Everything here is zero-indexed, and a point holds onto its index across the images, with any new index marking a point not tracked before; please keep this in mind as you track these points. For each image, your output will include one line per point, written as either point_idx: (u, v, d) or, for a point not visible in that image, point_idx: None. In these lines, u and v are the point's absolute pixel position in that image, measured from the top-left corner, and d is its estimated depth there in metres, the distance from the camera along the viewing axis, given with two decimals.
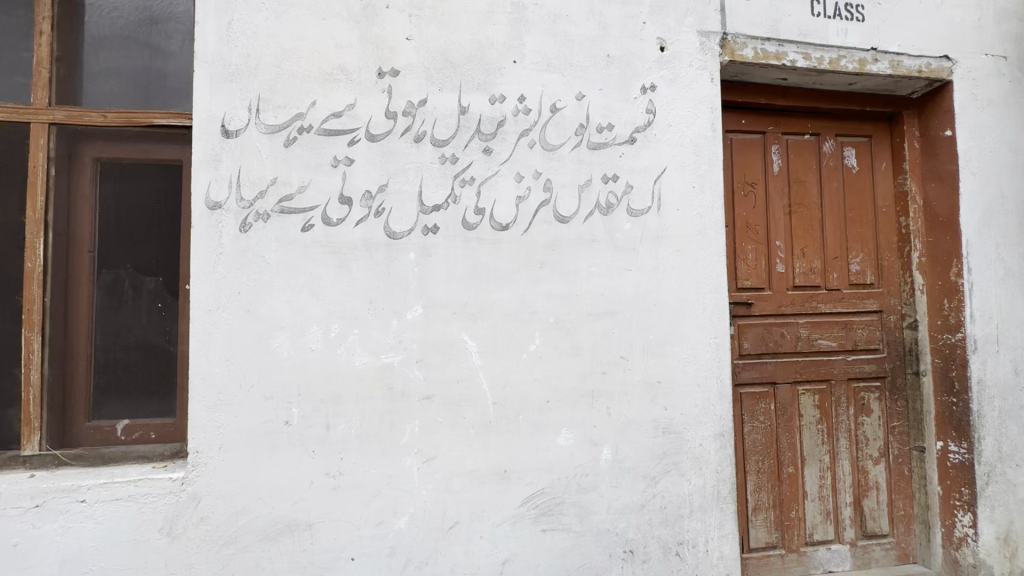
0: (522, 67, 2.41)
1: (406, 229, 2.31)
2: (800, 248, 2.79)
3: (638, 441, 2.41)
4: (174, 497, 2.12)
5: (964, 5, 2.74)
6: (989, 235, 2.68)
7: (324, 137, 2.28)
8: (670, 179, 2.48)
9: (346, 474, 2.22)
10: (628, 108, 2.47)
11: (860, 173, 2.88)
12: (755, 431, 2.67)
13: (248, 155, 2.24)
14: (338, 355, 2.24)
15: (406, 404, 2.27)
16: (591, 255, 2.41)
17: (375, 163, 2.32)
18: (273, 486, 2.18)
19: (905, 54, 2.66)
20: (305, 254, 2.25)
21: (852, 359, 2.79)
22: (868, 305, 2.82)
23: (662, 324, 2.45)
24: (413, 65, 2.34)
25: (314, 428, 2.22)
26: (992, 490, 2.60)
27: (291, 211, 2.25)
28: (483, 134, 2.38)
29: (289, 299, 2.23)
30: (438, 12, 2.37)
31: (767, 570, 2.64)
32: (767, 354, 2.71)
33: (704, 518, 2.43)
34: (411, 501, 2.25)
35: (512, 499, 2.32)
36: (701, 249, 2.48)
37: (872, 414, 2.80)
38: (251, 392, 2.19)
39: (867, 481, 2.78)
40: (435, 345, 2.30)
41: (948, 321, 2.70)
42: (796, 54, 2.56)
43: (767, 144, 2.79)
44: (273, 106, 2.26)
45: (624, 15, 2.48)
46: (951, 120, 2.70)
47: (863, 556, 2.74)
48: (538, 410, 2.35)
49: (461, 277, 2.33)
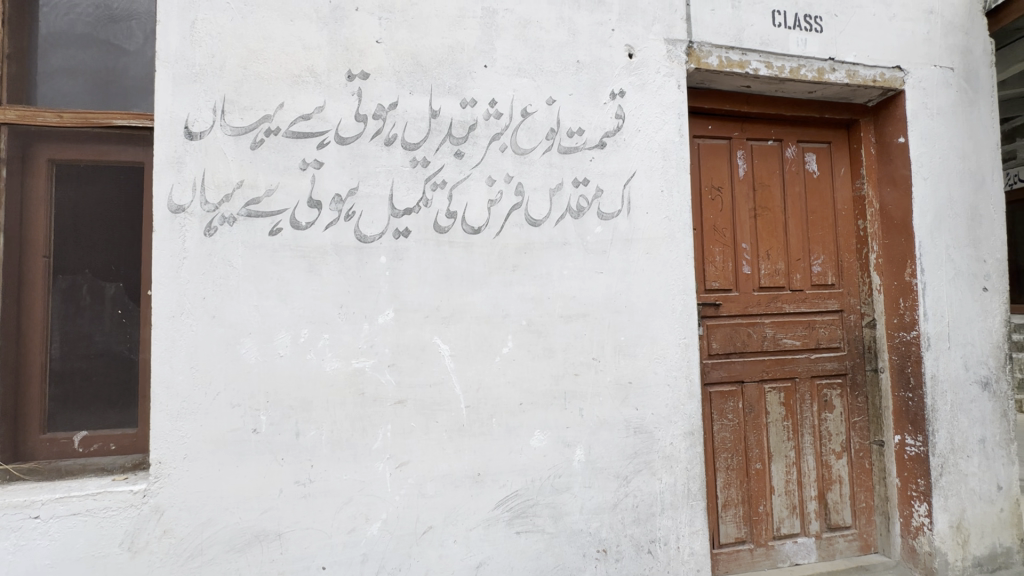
0: (493, 72, 2.42)
1: (377, 232, 2.30)
2: (765, 249, 2.87)
3: (610, 441, 2.43)
4: (136, 510, 2.05)
5: (915, 19, 2.88)
6: (940, 237, 2.80)
7: (293, 139, 2.25)
8: (639, 183, 2.53)
9: (316, 481, 2.19)
10: (598, 113, 2.50)
11: (820, 177, 2.98)
12: (724, 428, 2.73)
13: (213, 158, 2.19)
14: (308, 360, 2.21)
15: (378, 409, 2.25)
16: (562, 258, 2.44)
17: (345, 166, 2.29)
18: (240, 496, 2.13)
19: (861, 64, 2.77)
20: (273, 258, 2.21)
21: (815, 357, 2.89)
22: (829, 305, 2.93)
23: (632, 325, 2.48)
24: (384, 67, 2.33)
25: (283, 435, 2.18)
26: (946, 481, 2.71)
27: (258, 215, 2.21)
28: (454, 138, 2.39)
29: (257, 304, 2.18)
30: (408, 15, 2.36)
31: (736, 564, 2.70)
32: (734, 353, 2.78)
33: (675, 515, 2.48)
34: (383, 507, 2.23)
35: (486, 502, 2.31)
36: (669, 251, 2.53)
37: (835, 410, 2.89)
38: (217, 400, 2.13)
39: (831, 475, 2.87)
40: (407, 349, 2.29)
41: (904, 320, 2.81)
42: (758, 62, 2.64)
43: (733, 149, 2.87)
44: (239, 108, 2.21)
45: (593, 21, 2.52)
46: (903, 127, 2.83)
47: (827, 547, 2.83)
48: (512, 412, 2.36)
49: (432, 281, 2.32)
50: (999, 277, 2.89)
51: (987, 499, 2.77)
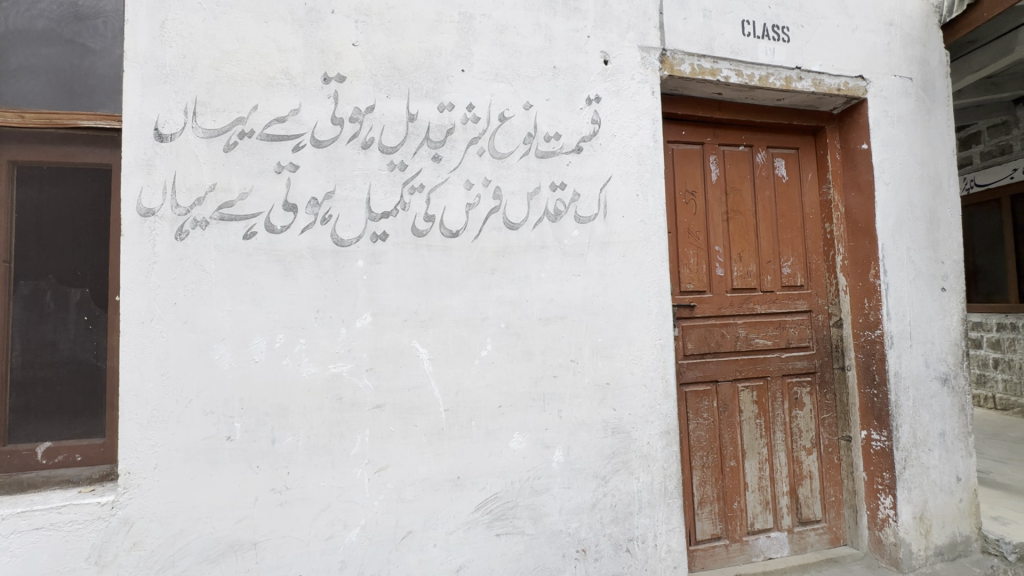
0: (470, 76, 2.44)
1: (354, 236, 2.28)
2: (737, 252, 2.94)
3: (589, 442, 2.46)
4: (104, 522, 1.99)
5: (876, 30, 3.00)
6: (901, 239, 2.92)
7: (267, 142, 2.23)
8: (615, 187, 2.57)
9: (293, 489, 2.16)
10: (574, 118, 2.54)
11: (789, 182, 3.08)
12: (699, 427, 2.79)
13: (185, 160, 2.15)
14: (284, 365, 2.18)
15: (356, 414, 2.23)
16: (540, 261, 2.46)
17: (321, 170, 2.28)
18: (214, 505, 2.09)
19: (826, 73, 2.87)
20: (248, 262, 2.18)
21: (786, 356, 2.97)
22: (799, 305, 3.02)
23: (609, 327, 2.52)
24: (361, 71, 2.32)
25: (258, 442, 2.14)
26: (909, 473, 2.81)
27: (232, 218, 2.17)
28: (432, 142, 2.39)
29: (230, 309, 2.15)
30: (385, 19, 2.36)
31: (712, 560, 2.75)
32: (709, 353, 2.84)
33: (653, 513, 2.52)
34: (362, 513, 2.21)
35: (465, 505, 2.32)
36: (645, 254, 2.58)
37: (805, 407, 2.98)
38: (189, 407, 2.09)
39: (802, 471, 2.95)
40: (385, 354, 2.28)
41: (868, 319, 2.91)
42: (729, 70, 2.72)
43: (706, 154, 2.94)
44: (211, 110, 2.18)
45: (569, 28, 2.55)
46: (866, 134, 2.94)
47: (799, 541, 2.91)
48: (491, 415, 2.36)
49: (411, 284, 2.32)
50: (956, 277, 3.03)
51: (947, 491, 2.89)
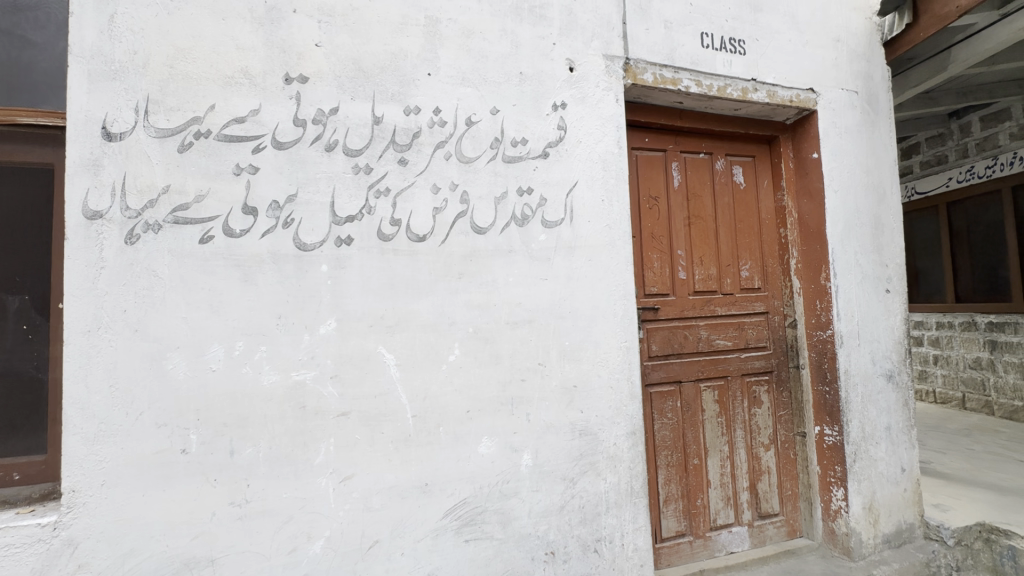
0: (436, 80, 2.43)
1: (318, 240, 2.24)
2: (698, 256, 3.04)
3: (556, 444, 2.48)
4: (45, 544, 1.87)
5: (824, 46, 3.16)
6: (849, 243, 3.07)
7: (225, 143, 2.15)
8: (581, 193, 2.61)
9: (254, 502, 2.09)
10: (541, 124, 2.57)
11: (746, 188, 3.20)
12: (664, 427, 2.86)
13: (135, 161, 2.06)
14: (244, 374, 2.11)
15: (320, 422, 2.18)
16: (508, 265, 2.47)
17: (283, 172, 2.22)
18: (168, 522, 2.00)
19: (779, 85, 3.00)
20: (204, 267, 2.10)
21: (745, 356, 3.08)
22: (757, 307, 3.14)
23: (576, 331, 2.55)
24: (324, 72, 2.28)
25: (216, 454, 2.06)
26: (859, 466, 2.96)
27: (187, 221, 2.09)
28: (398, 145, 2.37)
29: (185, 316, 2.06)
30: (349, 20, 2.32)
31: (677, 557, 2.82)
32: (672, 355, 2.92)
33: (620, 513, 2.56)
34: (327, 524, 2.16)
35: (434, 512, 2.30)
36: (610, 258, 2.63)
37: (763, 405, 3.10)
38: (140, 420, 1.99)
39: (761, 466, 3.06)
40: (350, 360, 2.23)
41: (820, 320, 3.05)
42: (689, 80, 2.81)
43: (668, 161, 3.03)
44: (164, 108, 2.09)
45: (535, 35, 2.58)
46: (816, 144, 3.09)
47: (759, 534, 3.02)
48: (459, 420, 2.35)
49: (376, 289, 2.29)
50: (898, 279, 3.22)
51: (893, 481, 3.06)
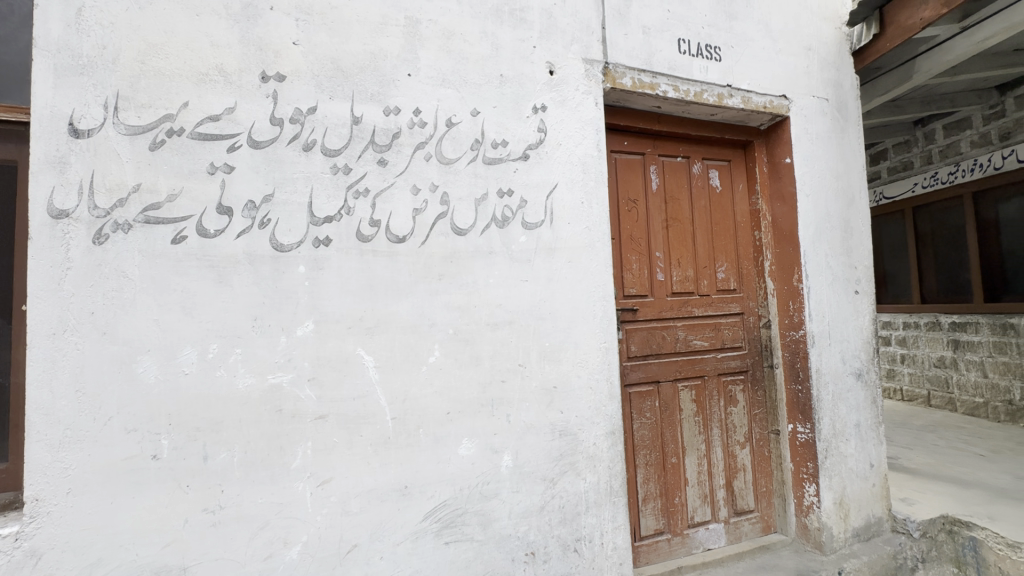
0: (416, 81, 2.42)
1: (295, 241, 2.21)
2: (676, 257, 3.08)
3: (536, 445, 2.49)
4: (7, 556, 1.80)
5: (796, 54, 3.25)
6: (820, 246, 3.16)
7: (198, 141, 2.11)
8: (561, 195, 2.63)
9: (228, 507, 2.04)
10: (521, 126, 2.58)
11: (722, 192, 3.27)
12: (643, 426, 2.89)
13: (104, 159, 2.00)
14: (218, 377, 2.07)
15: (297, 425, 2.15)
16: (488, 266, 2.47)
17: (259, 172, 2.18)
18: (138, 530, 1.94)
19: (753, 91, 3.08)
20: (177, 268, 2.05)
21: (721, 356, 3.14)
22: (732, 308, 3.21)
23: (556, 332, 2.57)
24: (302, 71, 2.25)
25: (188, 459, 2.02)
26: (830, 462, 3.04)
27: (159, 221, 2.04)
28: (377, 146, 2.35)
29: (157, 318, 2.01)
30: (327, 19, 2.30)
31: (655, 555, 2.85)
32: (651, 355, 2.96)
33: (599, 513, 2.58)
34: (304, 529, 2.13)
35: (413, 514, 2.28)
36: (590, 260, 2.66)
37: (738, 404, 3.16)
38: (108, 425, 1.93)
39: (736, 464, 3.12)
40: (328, 362, 2.21)
41: (793, 320, 3.13)
42: (667, 85, 2.86)
43: (646, 164, 3.07)
44: (135, 105, 2.04)
45: (516, 37, 2.59)
46: (789, 149, 3.17)
47: (735, 531, 3.08)
48: (439, 422, 2.35)
49: (355, 291, 2.27)
50: (867, 280, 3.32)
51: (862, 476, 3.15)
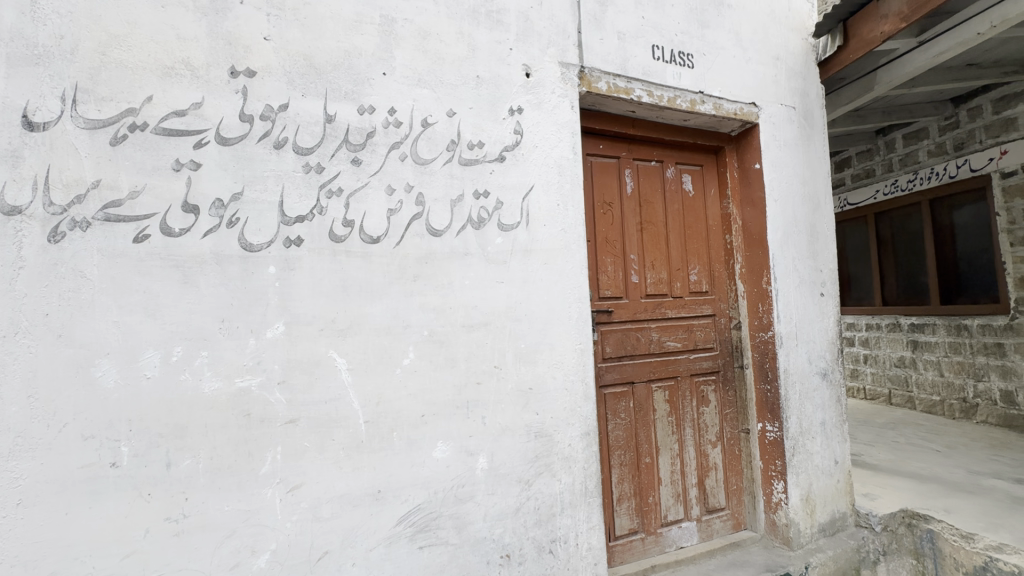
0: (391, 80, 2.39)
1: (265, 241, 2.15)
2: (650, 260, 3.13)
3: (512, 447, 2.49)
4: None
5: (765, 63, 3.34)
6: (788, 249, 3.25)
7: (163, 137, 2.04)
8: (537, 197, 2.64)
9: (192, 516, 1.97)
10: (497, 127, 2.58)
11: (695, 196, 3.34)
12: (617, 427, 2.92)
13: (61, 154, 1.91)
14: (182, 381, 1.99)
15: (267, 430, 2.09)
16: (464, 268, 2.46)
17: (227, 169, 2.12)
18: (94, 542, 1.85)
19: (724, 98, 3.15)
20: (139, 268, 1.97)
21: (693, 357, 3.20)
22: (704, 310, 3.28)
23: (531, 334, 2.57)
24: (273, 67, 2.20)
25: (150, 467, 1.94)
26: (797, 460, 3.13)
27: (120, 219, 1.96)
28: (351, 145, 2.32)
29: (117, 320, 1.93)
30: (300, 15, 2.25)
31: (630, 554, 2.88)
32: (625, 356, 2.99)
33: (574, 513, 2.59)
34: (272, 536, 2.07)
35: (387, 519, 2.25)
36: (565, 262, 2.68)
37: (710, 404, 3.23)
38: (63, 432, 1.84)
39: (708, 463, 3.19)
40: (299, 365, 2.16)
41: (762, 321, 3.21)
42: (641, 90, 2.90)
43: (621, 167, 3.11)
44: (95, 98, 1.95)
45: (492, 39, 2.60)
46: (758, 155, 3.26)
47: (706, 528, 3.13)
48: (413, 425, 2.32)
49: (328, 292, 2.22)
50: (831, 283, 3.44)
51: (827, 472, 3.25)
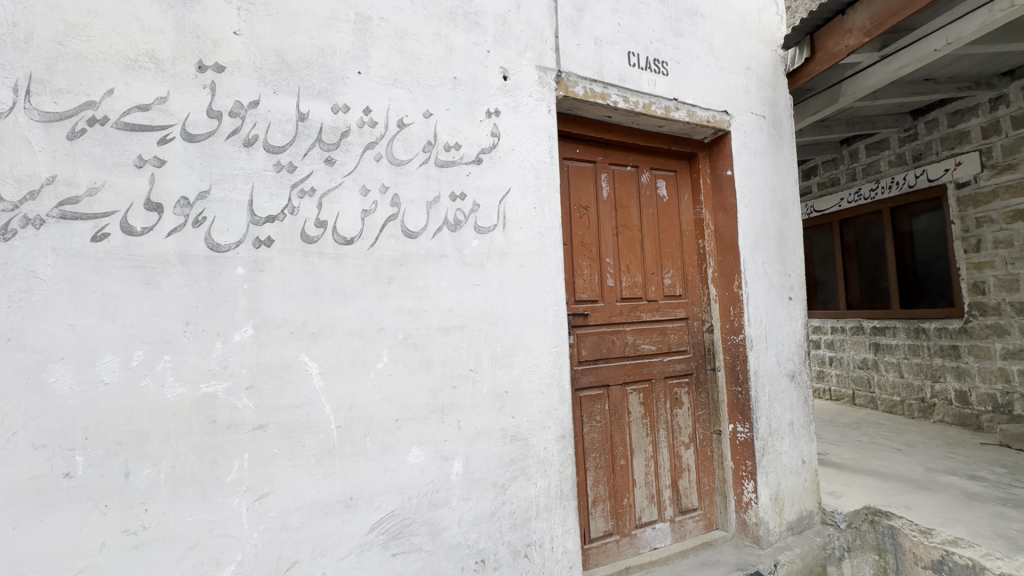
0: (367, 79, 2.36)
1: (233, 241, 2.08)
2: (625, 263, 3.17)
3: (487, 451, 2.47)
4: None
5: (736, 72, 3.43)
6: (758, 254, 3.33)
7: (125, 132, 1.95)
8: (513, 200, 2.64)
9: (152, 528, 1.89)
10: (474, 129, 2.57)
11: (669, 201, 3.40)
12: (593, 429, 2.94)
13: (13, 147, 1.81)
14: (143, 386, 1.91)
15: (233, 437, 2.02)
16: (439, 270, 2.44)
17: (194, 167, 2.05)
18: (46, 557, 1.75)
19: (698, 106, 3.22)
20: (98, 268, 1.88)
21: (667, 360, 3.25)
22: (678, 313, 3.33)
23: (507, 337, 2.57)
24: (243, 62, 2.14)
25: (107, 477, 1.84)
26: (767, 460, 3.20)
27: (77, 217, 1.87)
28: (325, 144, 2.27)
29: (72, 323, 1.84)
30: (273, 10, 2.20)
31: (604, 556, 2.89)
32: (601, 359, 3.02)
33: (549, 517, 2.59)
34: (238, 547, 2.00)
35: (359, 526, 2.20)
36: (542, 265, 2.68)
37: (683, 406, 3.28)
38: (12, 441, 1.74)
39: (681, 464, 3.23)
40: (269, 369, 2.09)
41: (734, 324, 3.28)
42: (617, 96, 2.94)
43: (597, 172, 3.14)
44: (51, 89, 1.86)
45: (469, 41, 2.59)
46: (730, 163, 3.34)
47: (680, 529, 3.17)
48: (387, 429, 2.27)
49: (299, 294, 2.17)
50: (799, 288, 3.54)
51: (795, 472, 3.34)
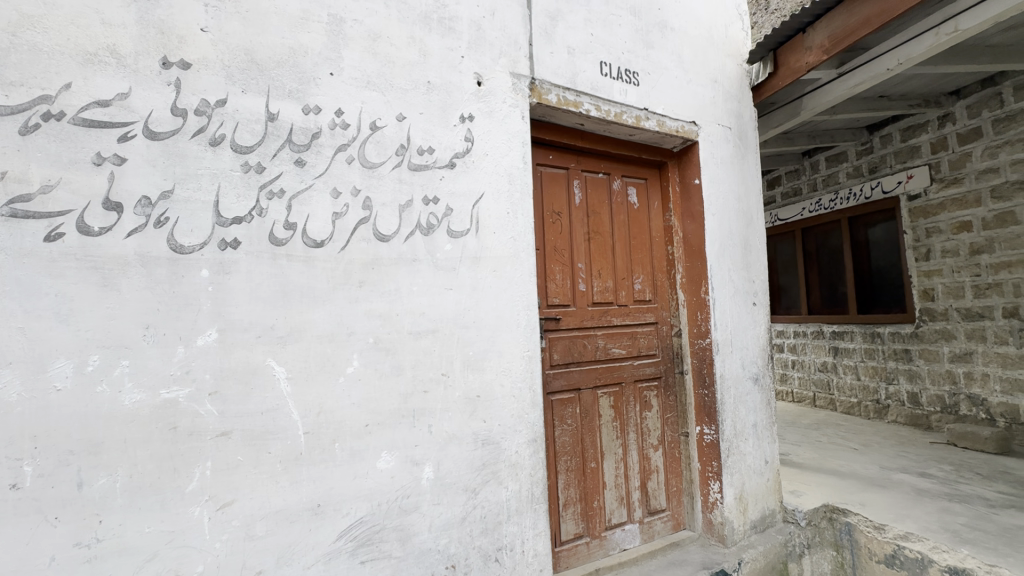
0: (339, 81, 2.33)
1: (197, 242, 2.03)
2: (597, 269, 3.21)
3: (458, 456, 2.46)
4: None
5: (703, 84, 3.53)
6: (724, 261, 3.43)
7: (83, 128, 1.88)
8: (486, 205, 2.65)
9: (107, 540, 1.81)
10: (448, 134, 2.57)
11: (639, 208, 3.47)
12: (564, 432, 2.96)
13: None
14: (98, 393, 1.83)
15: (196, 444, 1.96)
16: (412, 274, 2.42)
17: (156, 165, 1.98)
18: None
19: (667, 116, 3.30)
20: (51, 269, 1.80)
21: (637, 363, 3.31)
22: (648, 318, 3.40)
23: (479, 341, 2.57)
24: (210, 60, 2.09)
25: (58, 487, 1.76)
26: (732, 461, 3.28)
27: (29, 216, 1.79)
28: (295, 145, 2.23)
29: (22, 326, 1.75)
30: (242, 8, 2.15)
31: (575, 559, 2.91)
32: (572, 363, 3.05)
33: (520, 521, 2.60)
34: (199, 558, 1.93)
35: (327, 534, 2.15)
36: (514, 270, 2.70)
37: (652, 409, 3.35)
38: None
39: (650, 466, 3.29)
40: (234, 374, 2.04)
41: (701, 329, 3.36)
42: (590, 104, 2.98)
43: (570, 178, 3.18)
44: (3, 82, 1.77)
45: (443, 46, 2.59)
46: (698, 171, 3.43)
47: (648, 530, 3.23)
48: (357, 435, 2.24)
49: (266, 297, 2.12)
50: (763, 293, 3.66)
51: (759, 471, 3.44)
